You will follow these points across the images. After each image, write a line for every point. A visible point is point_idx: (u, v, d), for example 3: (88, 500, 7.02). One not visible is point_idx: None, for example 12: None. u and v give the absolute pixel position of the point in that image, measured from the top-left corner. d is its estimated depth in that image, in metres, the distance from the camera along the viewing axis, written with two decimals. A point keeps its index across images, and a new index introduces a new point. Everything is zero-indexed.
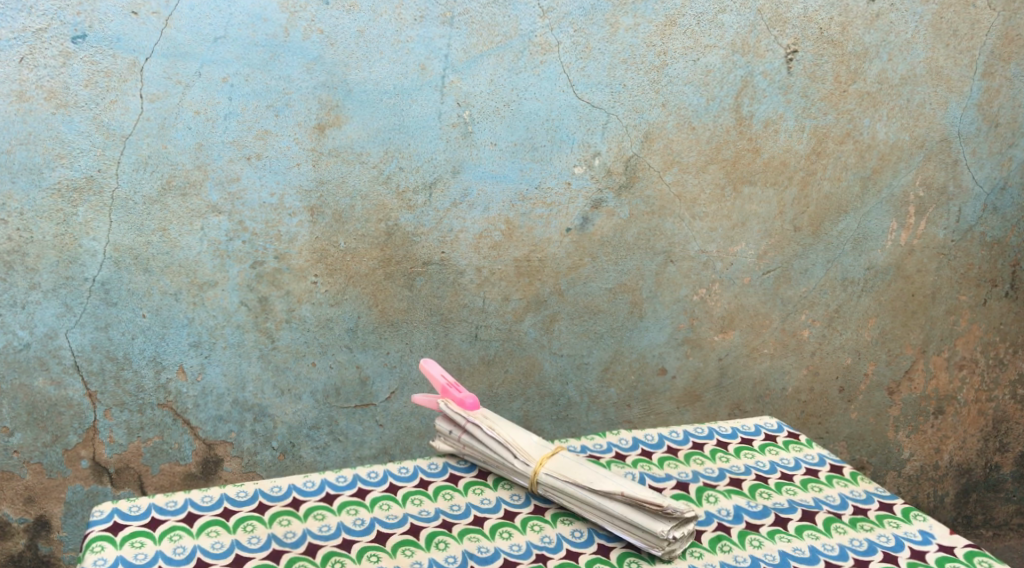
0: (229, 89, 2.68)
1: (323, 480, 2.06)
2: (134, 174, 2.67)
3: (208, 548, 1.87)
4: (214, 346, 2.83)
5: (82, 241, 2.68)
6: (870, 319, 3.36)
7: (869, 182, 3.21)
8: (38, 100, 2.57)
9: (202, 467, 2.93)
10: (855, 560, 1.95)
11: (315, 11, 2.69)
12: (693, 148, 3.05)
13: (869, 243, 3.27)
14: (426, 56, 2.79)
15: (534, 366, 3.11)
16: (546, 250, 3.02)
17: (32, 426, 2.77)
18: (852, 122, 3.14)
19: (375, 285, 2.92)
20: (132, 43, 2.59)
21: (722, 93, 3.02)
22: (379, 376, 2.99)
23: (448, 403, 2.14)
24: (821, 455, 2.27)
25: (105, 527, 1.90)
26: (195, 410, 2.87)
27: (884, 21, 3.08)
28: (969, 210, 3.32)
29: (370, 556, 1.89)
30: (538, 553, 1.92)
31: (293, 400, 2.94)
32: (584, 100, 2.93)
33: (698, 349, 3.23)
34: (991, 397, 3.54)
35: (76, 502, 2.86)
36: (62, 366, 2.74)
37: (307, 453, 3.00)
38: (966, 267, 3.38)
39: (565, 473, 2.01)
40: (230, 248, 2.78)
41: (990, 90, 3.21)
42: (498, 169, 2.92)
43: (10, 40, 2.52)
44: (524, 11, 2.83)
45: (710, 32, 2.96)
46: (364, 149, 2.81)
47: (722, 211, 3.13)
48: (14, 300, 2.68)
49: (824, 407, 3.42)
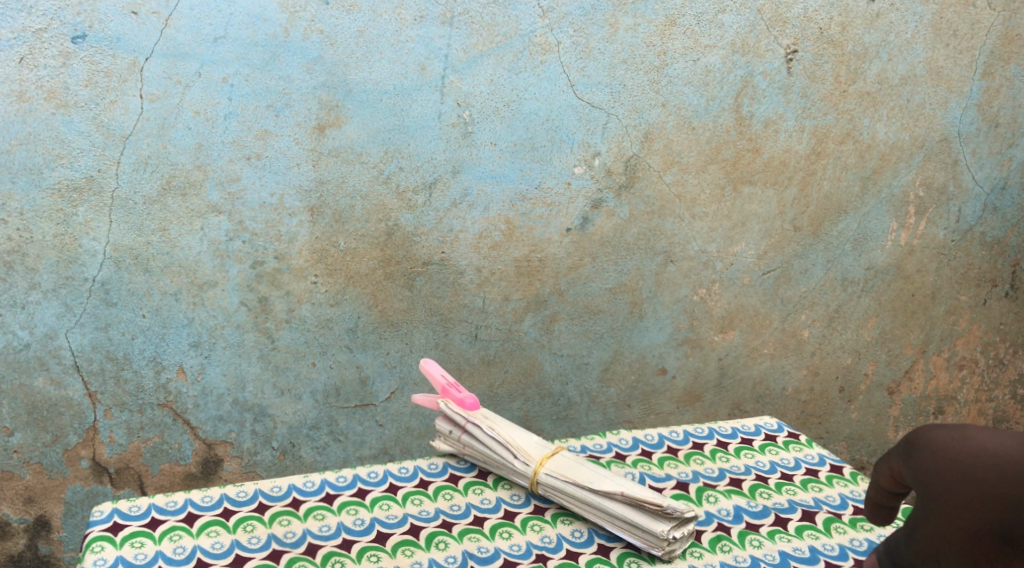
0: (229, 89, 2.68)
1: (324, 480, 2.06)
2: (134, 174, 2.67)
3: (208, 548, 1.87)
4: (214, 347, 2.84)
5: (83, 241, 2.68)
6: (870, 319, 3.36)
7: (868, 182, 3.21)
8: (38, 100, 2.56)
9: (202, 467, 2.93)
10: (856, 560, 1.95)
11: (315, 11, 2.69)
12: (693, 148, 3.05)
13: (869, 243, 3.27)
14: (426, 56, 2.79)
15: (534, 366, 3.11)
16: (546, 250, 3.02)
17: (32, 426, 2.77)
18: (852, 122, 3.14)
19: (375, 285, 2.92)
20: (133, 44, 2.59)
21: (722, 93, 3.02)
22: (379, 376, 3.00)
23: (448, 403, 2.14)
24: (821, 455, 2.27)
25: (105, 527, 1.89)
26: (195, 410, 2.88)
27: (884, 21, 3.07)
28: (969, 210, 3.32)
29: (370, 556, 1.89)
30: (538, 553, 1.92)
31: (293, 400, 2.95)
32: (584, 100, 2.93)
33: (698, 349, 3.24)
34: (991, 397, 3.55)
35: (76, 503, 2.86)
36: (62, 366, 2.74)
37: (307, 453, 3.01)
38: (966, 267, 3.38)
39: (566, 473, 2.01)
40: (230, 248, 2.78)
41: (990, 90, 3.21)
42: (498, 169, 2.92)
43: (10, 40, 2.51)
44: (524, 11, 2.82)
45: (710, 32, 2.96)
46: (364, 149, 2.81)
47: (722, 211, 3.13)
48: (14, 300, 2.67)
49: (825, 407, 3.42)
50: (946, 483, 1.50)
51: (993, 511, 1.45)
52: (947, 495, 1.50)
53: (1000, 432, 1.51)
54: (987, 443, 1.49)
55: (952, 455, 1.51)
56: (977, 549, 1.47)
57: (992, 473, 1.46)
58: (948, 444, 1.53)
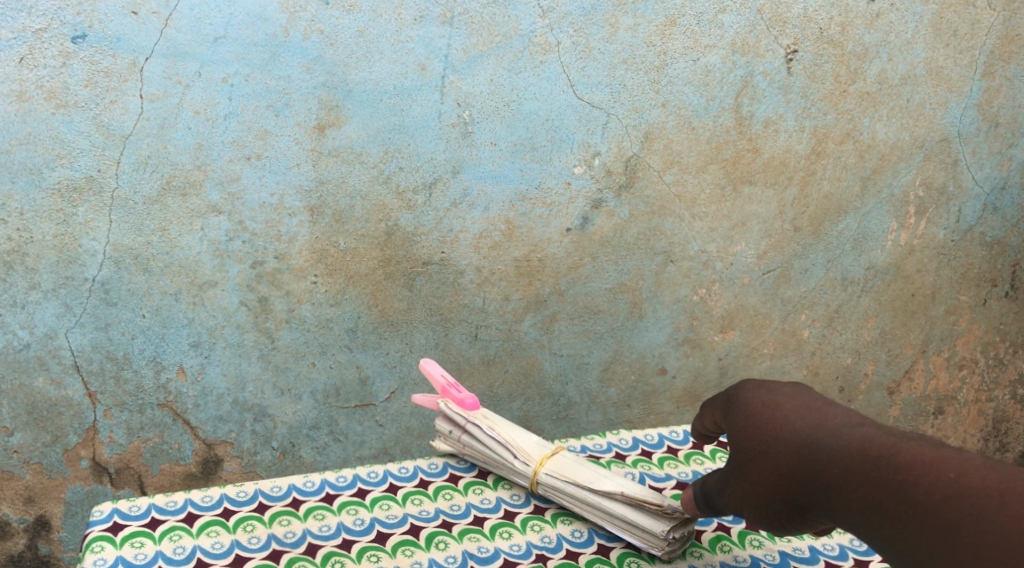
0: (229, 89, 2.67)
1: (323, 479, 2.05)
2: (134, 174, 2.67)
3: (208, 548, 1.87)
4: (214, 347, 2.84)
5: (83, 241, 2.68)
6: (870, 319, 3.36)
7: (868, 182, 3.21)
8: (38, 100, 2.56)
9: (203, 467, 2.94)
10: (855, 560, 1.96)
11: (314, 11, 2.68)
12: (693, 148, 3.05)
13: (869, 243, 3.27)
14: (426, 56, 2.79)
15: (534, 366, 3.12)
16: (546, 250, 3.02)
17: (32, 426, 2.76)
18: (852, 122, 3.14)
19: (375, 285, 2.92)
20: (133, 44, 2.58)
21: (722, 93, 3.01)
22: (379, 376, 3.00)
23: (448, 402, 2.14)
24: None
25: (104, 526, 1.89)
26: (195, 409, 2.88)
27: (885, 20, 3.07)
28: (969, 210, 3.32)
29: (370, 556, 1.89)
30: (539, 553, 1.92)
31: (293, 400, 2.95)
32: (584, 100, 2.92)
33: (698, 349, 3.24)
34: (991, 397, 3.56)
35: (76, 503, 2.87)
36: (62, 366, 2.74)
37: (307, 453, 3.01)
38: (966, 267, 3.38)
39: (566, 473, 2.01)
40: (230, 248, 2.78)
41: (990, 90, 3.21)
42: (498, 169, 2.92)
43: (10, 40, 2.51)
44: (524, 11, 2.82)
45: (710, 32, 2.95)
46: (364, 149, 2.81)
47: (722, 211, 3.13)
48: (14, 300, 2.67)
49: None
50: (749, 450, 1.58)
51: (784, 483, 1.53)
52: (749, 462, 1.58)
53: (807, 409, 1.57)
54: (792, 419, 1.56)
55: (759, 423, 1.59)
56: (772, 513, 1.56)
57: (791, 450, 1.53)
58: (760, 411, 1.60)
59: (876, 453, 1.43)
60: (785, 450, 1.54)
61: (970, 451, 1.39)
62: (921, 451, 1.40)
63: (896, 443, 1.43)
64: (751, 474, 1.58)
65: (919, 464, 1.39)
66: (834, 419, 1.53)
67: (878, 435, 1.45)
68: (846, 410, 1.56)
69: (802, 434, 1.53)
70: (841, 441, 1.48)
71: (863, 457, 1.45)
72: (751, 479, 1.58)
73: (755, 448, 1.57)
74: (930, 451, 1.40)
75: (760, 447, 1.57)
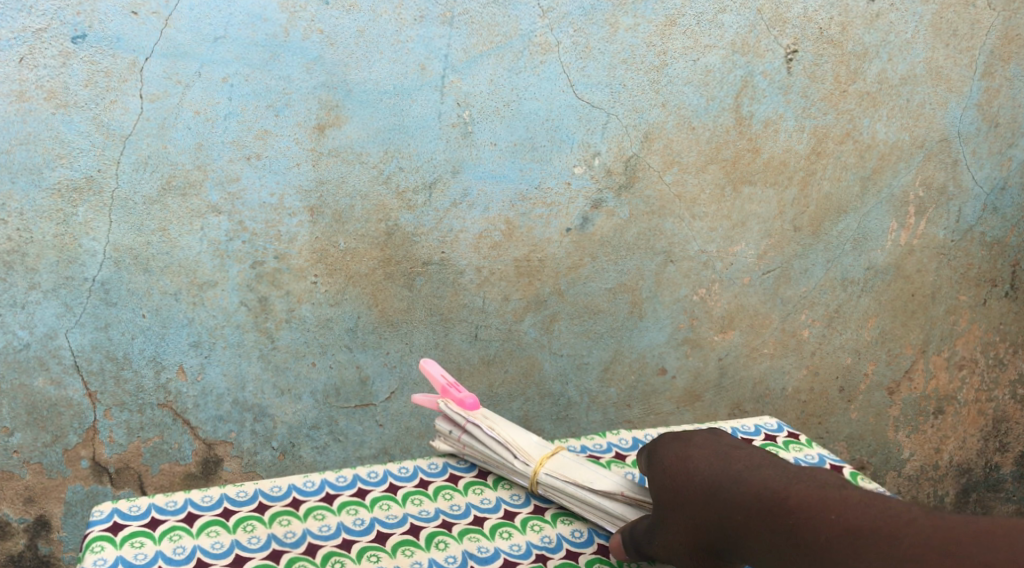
0: (229, 89, 2.67)
1: (324, 480, 2.05)
2: (134, 174, 2.67)
3: (208, 548, 1.87)
4: (214, 347, 2.84)
5: (83, 241, 2.68)
6: (870, 319, 3.36)
7: (868, 182, 3.21)
8: (38, 100, 2.56)
9: (203, 467, 2.94)
10: None
11: (315, 11, 2.69)
12: (693, 148, 3.05)
13: (869, 244, 3.27)
14: (426, 56, 2.79)
15: (534, 366, 3.12)
16: (546, 250, 3.02)
17: (32, 426, 2.77)
18: (852, 122, 3.14)
19: (375, 285, 2.92)
20: (133, 44, 2.58)
21: (722, 93, 3.01)
22: (379, 376, 3.00)
23: (448, 402, 2.15)
24: (821, 455, 2.27)
25: (105, 527, 1.89)
26: (195, 410, 2.88)
27: (884, 21, 3.07)
28: (968, 210, 3.32)
29: (370, 556, 1.89)
30: (539, 553, 1.92)
31: (293, 400, 2.95)
32: (584, 100, 2.92)
33: (698, 349, 3.24)
34: (991, 397, 3.56)
35: (76, 503, 2.87)
36: (62, 366, 2.74)
37: (307, 453, 3.01)
38: (966, 267, 3.38)
39: (566, 473, 2.01)
40: (230, 248, 2.78)
41: (989, 90, 3.21)
42: (498, 169, 2.92)
43: (10, 40, 2.51)
44: (524, 11, 2.82)
45: (710, 32, 2.95)
46: (364, 149, 2.81)
47: (722, 211, 3.13)
48: (14, 300, 2.67)
49: (824, 407, 3.43)
50: (666, 500, 1.77)
51: (698, 530, 1.72)
52: (668, 511, 1.76)
53: (714, 456, 1.75)
54: (701, 467, 1.74)
55: (672, 474, 1.76)
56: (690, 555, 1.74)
57: (700, 497, 1.71)
58: (673, 462, 1.78)
59: (772, 500, 1.63)
60: (698, 498, 1.72)
61: (850, 494, 1.59)
62: (809, 496, 1.61)
63: (788, 489, 1.63)
64: (671, 520, 1.76)
65: (807, 510, 1.59)
66: (737, 465, 1.72)
67: (772, 484, 1.65)
68: (750, 455, 1.75)
69: (708, 481, 1.72)
70: (743, 489, 1.67)
71: (760, 503, 1.64)
72: (670, 527, 1.76)
73: (671, 498, 1.75)
74: (814, 495, 1.61)
75: (676, 495, 1.75)
